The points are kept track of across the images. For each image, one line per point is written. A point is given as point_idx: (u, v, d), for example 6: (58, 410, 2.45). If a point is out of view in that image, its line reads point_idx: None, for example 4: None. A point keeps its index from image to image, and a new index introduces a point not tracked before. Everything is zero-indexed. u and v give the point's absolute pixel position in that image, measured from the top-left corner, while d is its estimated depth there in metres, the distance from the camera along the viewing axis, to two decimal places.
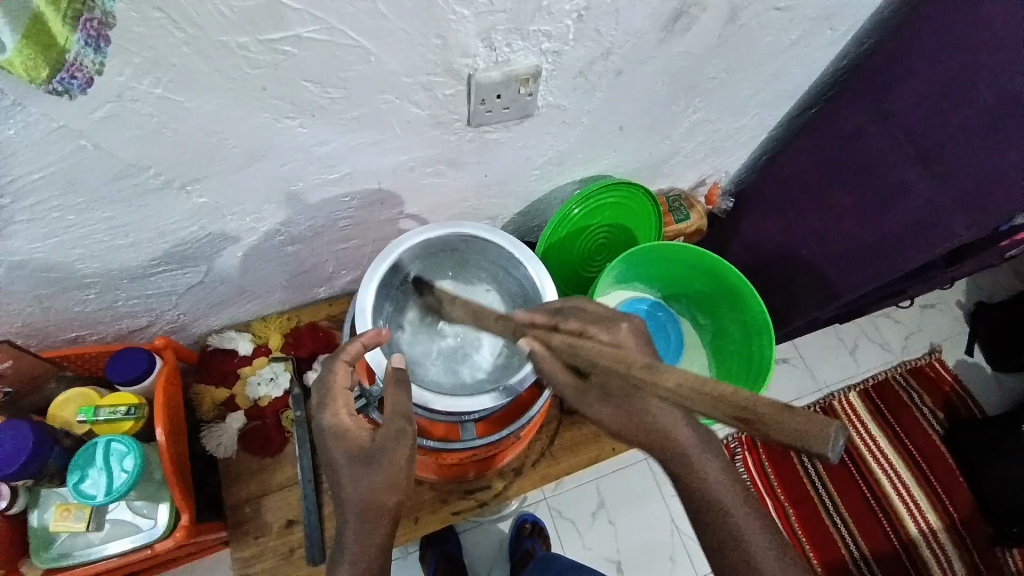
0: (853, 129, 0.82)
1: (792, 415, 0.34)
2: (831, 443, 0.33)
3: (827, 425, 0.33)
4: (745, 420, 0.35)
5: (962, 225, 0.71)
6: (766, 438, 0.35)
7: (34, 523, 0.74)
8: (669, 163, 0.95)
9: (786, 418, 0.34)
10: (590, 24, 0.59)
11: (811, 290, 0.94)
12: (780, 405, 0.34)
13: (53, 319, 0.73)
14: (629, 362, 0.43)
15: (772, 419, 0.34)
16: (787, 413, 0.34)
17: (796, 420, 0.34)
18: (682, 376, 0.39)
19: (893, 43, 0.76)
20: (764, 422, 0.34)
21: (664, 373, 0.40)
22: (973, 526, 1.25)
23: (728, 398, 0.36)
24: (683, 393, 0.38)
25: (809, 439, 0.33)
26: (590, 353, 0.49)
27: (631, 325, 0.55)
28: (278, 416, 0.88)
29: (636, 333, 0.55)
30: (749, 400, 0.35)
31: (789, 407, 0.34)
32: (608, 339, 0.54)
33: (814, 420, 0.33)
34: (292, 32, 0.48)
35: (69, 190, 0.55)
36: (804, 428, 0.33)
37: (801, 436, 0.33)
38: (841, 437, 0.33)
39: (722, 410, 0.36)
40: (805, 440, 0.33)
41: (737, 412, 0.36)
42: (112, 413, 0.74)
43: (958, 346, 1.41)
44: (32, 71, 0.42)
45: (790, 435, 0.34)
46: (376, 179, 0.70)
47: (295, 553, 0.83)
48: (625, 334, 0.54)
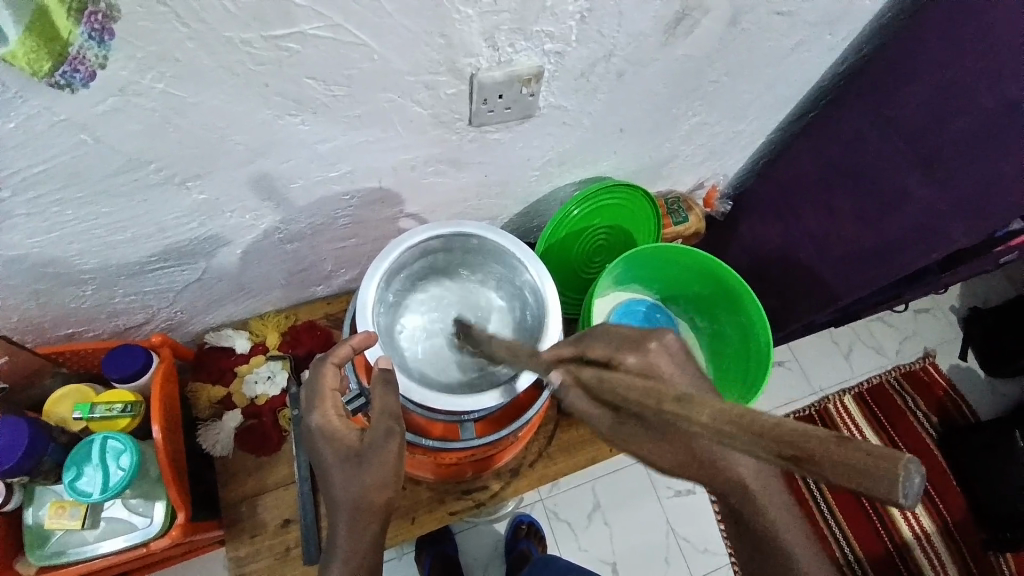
0: (851, 134, 0.83)
1: (847, 448, 0.28)
2: (903, 486, 0.27)
3: (895, 460, 0.27)
4: (795, 460, 0.28)
5: (960, 232, 0.72)
6: (822, 477, 0.28)
7: (28, 521, 0.73)
8: (668, 165, 0.96)
9: (843, 452, 0.27)
10: (593, 26, 0.59)
11: (808, 293, 0.95)
12: (834, 436, 0.28)
13: (50, 314, 0.73)
14: (659, 395, 0.36)
15: (822, 453, 0.28)
16: (841, 446, 0.28)
17: (856, 453, 0.27)
18: (718, 409, 0.31)
19: (893, 51, 0.76)
20: (822, 462, 0.28)
21: (698, 406, 0.32)
22: (966, 529, 1.25)
23: (770, 434, 0.29)
24: (721, 429, 0.31)
25: (868, 478, 0.27)
26: (618, 385, 0.40)
27: (666, 344, 0.43)
28: (275, 415, 0.87)
29: (671, 356, 0.43)
30: (796, 437, 0.28)
31: (843, 437, 0.28)
32: (637, 365, 0.42)
33: (877, 456, 0.27)
34: (297, 29, 0.48)
35: (70, 184, 0.55)
36: (866, 465, 0.27)
37: (862, 475, 0.27)
38: (912, 471, 0.27)
39: (771, 448, 0.29)
40: (874, 484, 0.27)
41: (787, 452, 0.29)
42: (109, 410, 0.73)
43: (952, 350, 1.42)
44: (35, 63, 0.42)
45: (846, 476, 0.27)
46: (377, 178, 0.70)
47: (291, 551, 0.83)
48: (657, 357, 0.42)
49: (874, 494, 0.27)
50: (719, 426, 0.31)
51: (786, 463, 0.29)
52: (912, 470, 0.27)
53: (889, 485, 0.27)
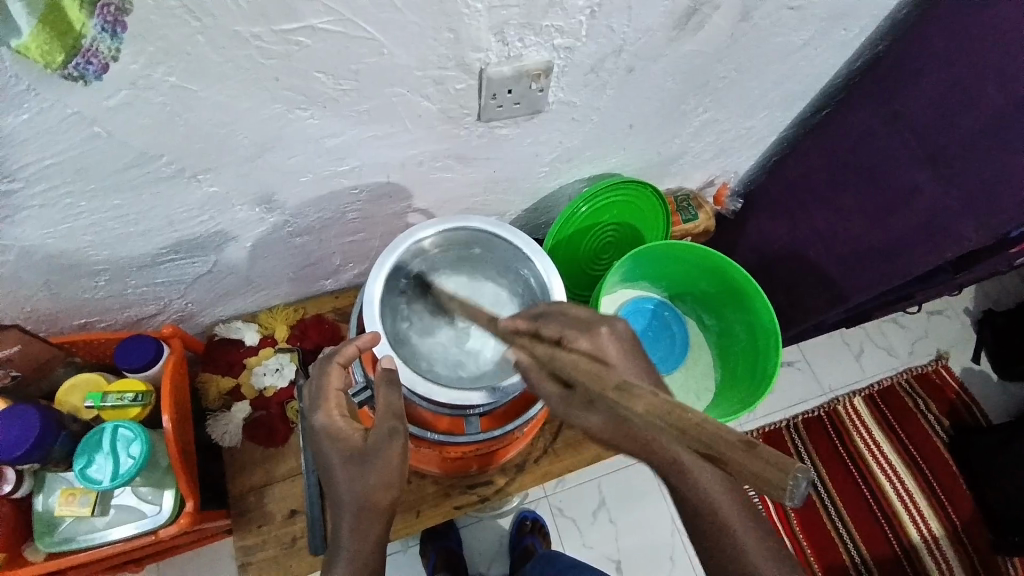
0: (862, 132, 0.82)
1: (751, 453, 0.31)
2: (790, 493, 0.30)
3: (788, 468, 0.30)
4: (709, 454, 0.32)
5: (971, 229, 0.71)
6: (729, 469, 0.32)
7: (39, 508, 0.74)
8: (678, 162, 0.95)
9: (748, 458, 0.31)
10: (603, 21, 0.59)
11: (817, 292, 0.94)
12: (741, 443, 0.31)
13: (62, 305, 0.74)
14: (603, 380, 0.40)
15: (730, 455, 0.31)
16: (746, 452, 0.31)
17: (758, 462, 0.30)
18: (651, 404, 0.36)
19: (906, 46, 0.75)
20: (728, 462, 0.32)
21: (635, 397, 0.37)
22: (974, 533, 1.24)
23: (690, 431, 0.33)
24: (652, 420, 0.35)
25: (766, 481, 0.30)
26: (568, 362, 0.45)
27: (612, 330, 0.51)
28: (282, 407, 0.88)
29: (615, 341, 0.50)
30: (711, 437, 0.32)
31: (750, 444, 0.31)
32: (587, 347, 0.49)
33: (777, 462, 0.30)
34: (306, 24, 0.48)
35: (80, 177, 0.55)
36: (760, 471, 0.30)
37: (763, 481, 0.30)
38: (801, 485, 0.29)
39: (688, 443, 0.33)
40: (770, 490, 0.30)
41: (702, 447, 0.33)
42: (120, 399, 0.74)
43: (964, 352, 1.40)
44: (47, 55, 0.43)
45: (748, 475, 0.31)
46: (384, 173, 0.71)
47: (297, 542, 0.84)
48: (604, 341, 0.50)
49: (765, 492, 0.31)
50: (652, 418, 0.35)
51: (698, 455, 0.34)
52: (803, 478, 0.30)
53: (780, 492, 0.30)
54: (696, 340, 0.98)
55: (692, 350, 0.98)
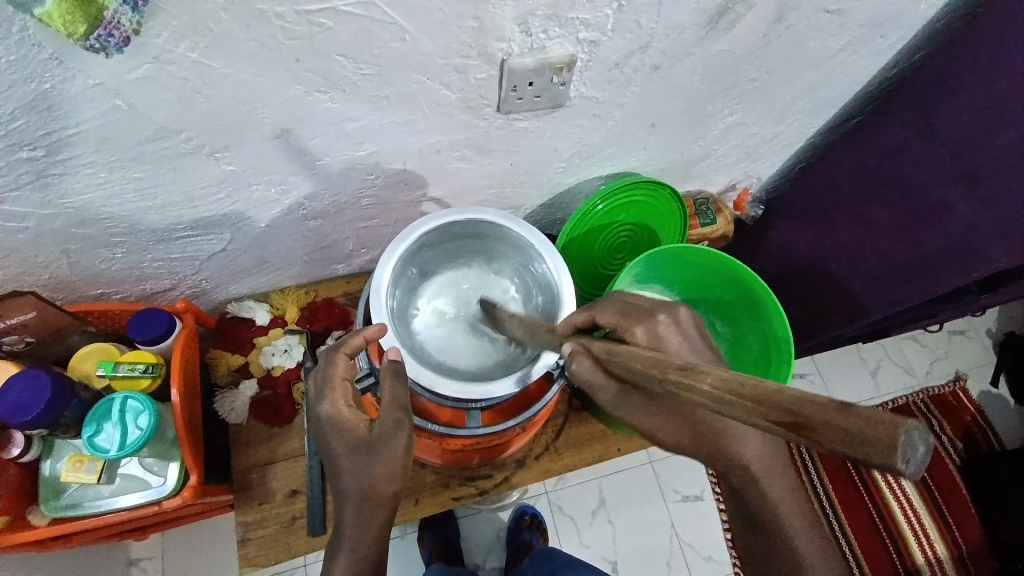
0: (897, 143, 0.80)
1: (846, 415, 0.28)
2: (901, 456, 0.26)
3: (896, 428, 0.26)
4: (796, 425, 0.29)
5: (1001, 251, 0.69)
6: (824, 446, 0.28)
7: (45, 472, 0.76)
8: (700, 165, 0.94)
9: (838, 417, 0.28)
10: (631, 16, 0.58)
11: (836, 307, 0.92)
12: (833, 403, 0.28)
13: (79, 274, 0.75)
14: (664, 366, 0.38)
15: (818, 418, 0.28)
16: (838, 412, 0.28)
17: (851, 420, 0.27)
18: (719, 378, 0.34)
19: (944, 58, 0.73)
20: (819, 429, 0.28)
21: (702, 374, 0.35)
22: (980, 560, 1.21)
23: (762, 403, 0.31)
24: (719, 398, 0.33)
25: (873, 448, 0.26)
26: (626, 358, 0.43)
27: (671, 317, 0.52)
28: (289, 388, 0.89)
29: (677, 329, 0.51)
30: (797, 404, 0.29)
31: (844, 405, 0.28)
32: (645, 337, 0.51)
33: (875, 424, 0.26)
34: (330, 5, 0.47)
35: (103, 147, 0.56)
36: (861, 431, 0.27)
37: (859, 441, 0.27)
38: (914, 443, 0.26)
39: (766, 415, 0.31)
40: (875, 453, 0.26)
41: (783, 417, 0.30)
42: (132, 369, 0.75)
43: (983, 376, 1.37)
44: (70, 24, 0.42)
45: (840, 439, 0.27)
46: (401, 160, 0.70)
47: (297, 522, 0.84)
48: (665, 329, 0.51)
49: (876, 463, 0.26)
50: (718, 393, 0.33)
51: (781, 428, 0.30)
52: (913, 437, 0.26)
53: (889, 459, 0.26)
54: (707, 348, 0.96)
55: None
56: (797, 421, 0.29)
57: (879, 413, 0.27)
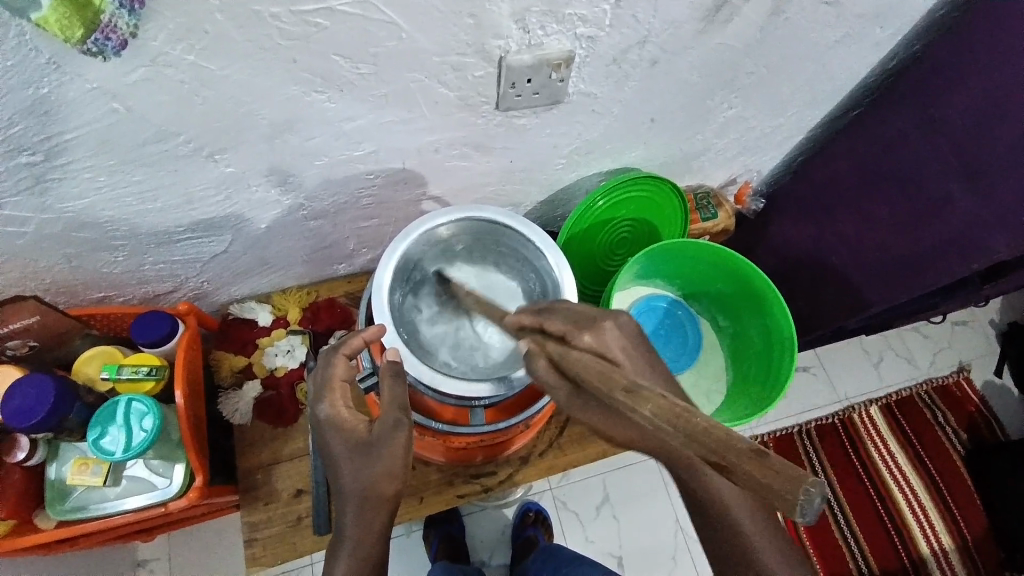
0: (897, 135, 0.79)
1: (760, 464, 0.29)
2: (802, 512, 0.28)
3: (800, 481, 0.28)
4: (719, 462, 0.31)
5: (1002, 243, 0.68)
6: (740, 481, 0.31)
7: (51, 476, 0.76)
8: (699, 159, 0.93)
9: (756, 468, 0.29)
10: (628, 10, 0.58)
11: (839, 299, 0.92)
12: (751, 450, 0.30)
13: (81, 278, 0.75)
14: (611, 382, 0.39)
15: (740, 462, 0.30)
16: (755, 458, 0.29)
17: (767, 471, 0.29)
18: (660, 406, 0.34)
19: (944, 49, 0.73)
20: (737, 469, 0.30)
21: (642, 400, 0.36)
22: (986, 550, 1.22)
23: (697, 438, 0.32)
24: (659, 427, 0.34)
25: (781, 495, 0.28)
26: (580, 364, 0.43)
27: (617, 325, 0.48)
28: (292, 388, 0.89)
29: (620, 334, 0.47)
30: (720, 447, 0.30)
31: (760, 454, 0.29)
32: (592, 344, 0.46)
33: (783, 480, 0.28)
34: (325, 5, 0.47)
35: (102, 150, 0.56)
36: (772, 483, 0.29)
37: (771, 493, 0.29)
38: (817, 497, 0.28)
39: (696, 449, 0.32)
40: (778, 500, 0.29)
41: (711, 456, 0.31)
42: (135, 371, 0.75)
43: (986, 366, 1.37)
44: (67, 30, 0.42)
45: (755, 484, 0.29)
46: (401, 159, 0.70)
47: (302, 521, 0.84)
48: (609, 337, 0.47)
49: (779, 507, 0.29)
50: (657, 421, 0.34)
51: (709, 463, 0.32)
52: (815, 491, 0.28)
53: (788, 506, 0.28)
54: (709, 342, 0.96)
55: (705, 352, 0.96)
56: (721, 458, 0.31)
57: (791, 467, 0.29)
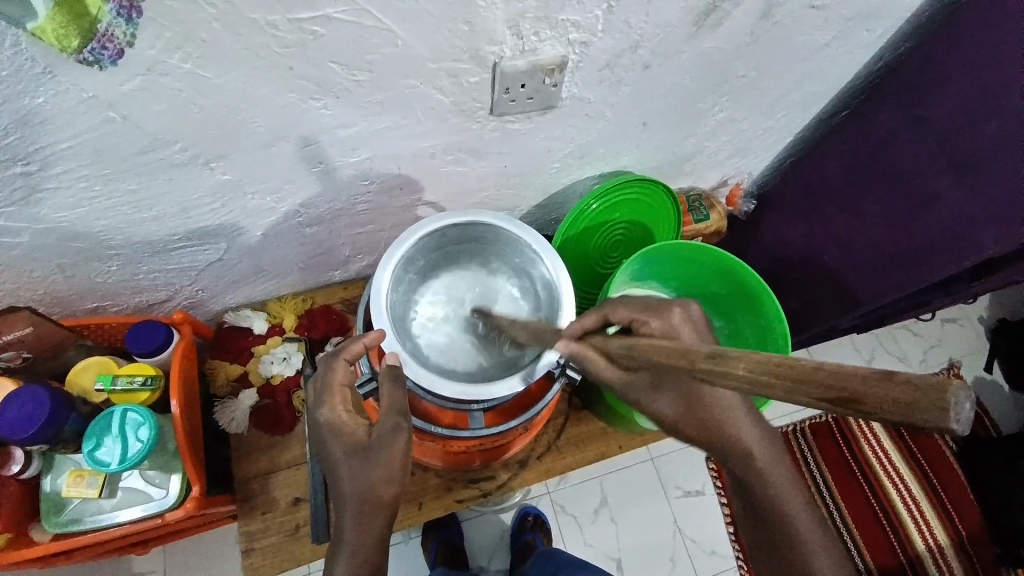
0: (885, 134, 0.81)
1: (891, 383, 0.27)
2: (955, 413, 0.26)
3: (943, 385, 0.26)
4: (839, 398, 0.29)
5: (991, 238, 0.70)
6: (876, 414, 0.28)
7: (46, 488, 0.75)
8: (691, 161, 0.94)
9: (887, 387, 0.27)
10: (621, 15, 0.58)
11: (830, 298, 0.93)
12: (877, 373, 0.28)
13: (75, 288, 0.74)
14: (691, 356, 0.37)
15: (865, 390, 0.28)
16: (885, 381, 0.28)
17: (896, 387, 0.27)
18: (755, 362, 0.33)
19: (929, 50, 0.74)
20: (865, 398, 0.28)
21: (735, 364, 0.34)
22: (980, 544, 1.23)
23: (805, 377, 0.30)
24: (760, 380, 0.32)
25: (921, 409, 0.26)
26: (647, 350, 0.43)
27: (685, 312, 0.52)
28: (289, 397, 0.89)
29: (689, 323, 0.51)
30: (836, 378, 0.29)
31: (887, 374, 0.28)
32: (659, 329, 0.51)
33: (926, 387, 0.26)
34: (321, 13, 0.48)
35: (96, 160, 0.56)
36: (908, 399, 0.27)
37: (912, 411, 0.26)
38: (965, 398, 0.26)
39: (809, 392, 0.30)
40: (925, 416, 0.26)
41: (830, 393, 0.29)
42: (130, 382, 0.75)
43: (976, 363, 1.39)
44: (64, 39, 0.43)
45: (891, 407, 0.27)
46: (397, 165, 0.71)
47: (300, 530, 0.84)
48: (678, 323, 0.51)
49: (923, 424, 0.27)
50: (752, 377, 0.33)
51: (831, 404, 0.30)
52: (963, 393, 0.26)
53: (941, 417, 0.26)
54: None
55: None
56: (839, 393, 0.29)
57: (926, 375, 0.27)
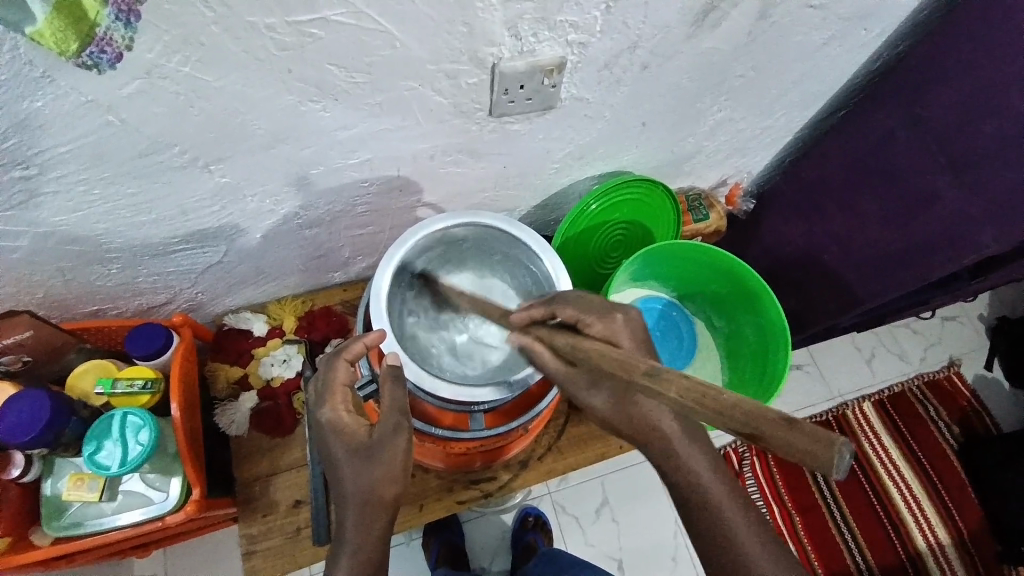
0: (883, 133, 0.81)
1: (793, 430, 0.30)
2: (834, 465, 0.29)
3: (832, 441, 0.29)
4: (748, 434, 0.31)
5: (989, 237, 0.70)
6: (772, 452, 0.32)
7: (47, 492, 0.75)
8: (690, 161, 0.94)
9: (788, 433, 0.30)
10: (619, 16, 0.58)
11: (830, 296, 0.93)
12: (782, 419, 0.30)
13: (74, 291, 0.74)
14: (632, 368, 0.40)
15: (772, 433, 0.30)
16: (788, 427, 0.30)
17: (797, 435, 0.30)
18: (684, 387, 0.35)
19: (927, 48, 0.74)
20: (767, 438, 0.31)
21: (666, 383, 0.36)
22: (981, 542, 1.23)
23: (722, 411, 0.32)
24: (686, 404, 0.34)
25: (810, 457, 0.29)
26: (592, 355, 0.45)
27: (628, 316, 0.52)
28: (290, 398, 0.89)
29: (630, 327, 0.51)
30: (749, 417, 0.31)
31: (790, 419, 0.30)
32: (601, 332, 0.51)
33: (817, 440, 0.29)
34: (320, 15, 0.48)
35: (96, 163, 0.56)
36: (803, 446, 0.29)
37: (802, 456, 0.30)
38: (847, 456, 0.29)
39: (725, 424, 0.32)
40: (812, 463, 0.30)
41: (739, 428, 0.32)
42: (130, 385, 0.75)
43: (976, 361, 1.39)
44: (62, 42, 0.43)
45: (789, 451, 0.30)
46: (396, 166, 0.70)
47: (301, 532, 0.84)
48: (619, 329, 0.51)
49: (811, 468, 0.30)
50: (682, 402, 0.35)
51: (740, 435, 0.32)
52: (845, 450, 0.29)
53: (825, 465, 0.29)
54: (704, 343, 0.97)
55: (700, 353, 0.97)
56: (749, 430, 0.32)
57: (821, 428, 0.29)
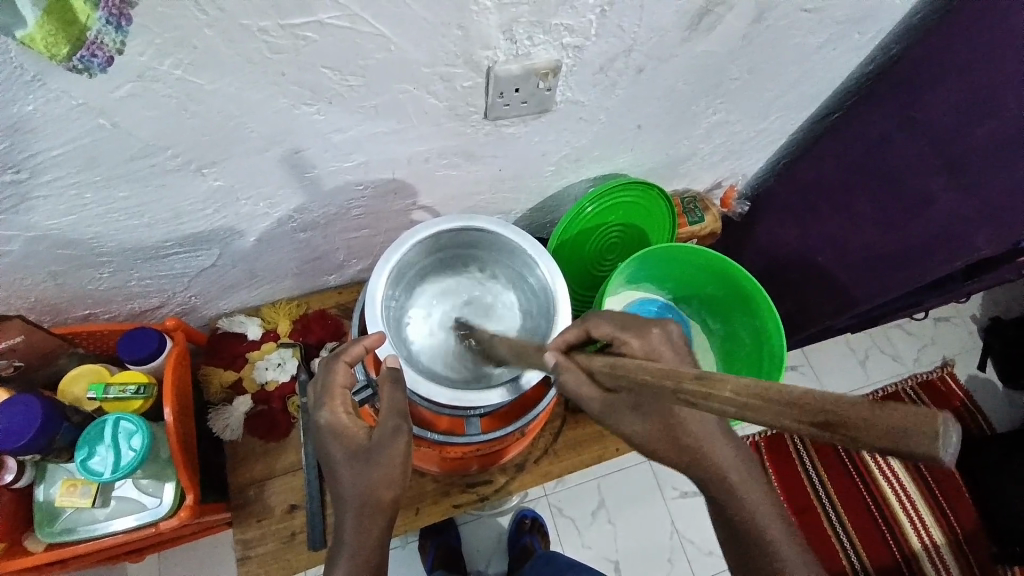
0: (877, 135, 0.81)
1: (882, 411, 0.27)
2: (942, 443, 0.25)
3: (932, 419, 0.26)
4: (827, 425, 0.29)
5: (984, 239, 0.71)
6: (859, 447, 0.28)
7: (39, 498, 0.75)
8: (685, 164, 0.95)
9: (876, 415, 0.27)
10: (614, 20, 0.58)
11: (823, 298, 0.94)
12: (867, 402, 0.28)
13: (66, 295, 0.74)
14: (676, 375, 0.38)
15: (858, 419, 0.27)
16: (878, 410, 0.27)
17: (889, 415, 0.27)
18: (741, 385, 0.33)
19: (921, 51, 0.75)
20: (855, 427, 0.28)
21: (721, 386, 0.34)
22: (975, 541, 1.23)
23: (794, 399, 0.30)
24: (746, 402, 0.32)
25: (912, 438, 0.26)
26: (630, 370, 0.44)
27: (664, 332, 0.54)
28: (284, 402, 0.88)
29: (667, 341, 0.54)
30: (827, 404, 0.29)
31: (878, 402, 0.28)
32: (640, 349, 0.54)
33: (916, 415, 0.26)
34: (314, 18, 0.47)
35: (88, 167, 0.55)
36: (901, 426, 0.26)
37: (899, 437, 0.26)
38: (954, 434, 0.26)
39: (799, 416, 0.30)
40: (913, 444, 0.26)
41: (816, 418, 0.29)
42: (122, 391, 0.74)
43: (969, 361, 1.39)
44: (52, 46, 0.42)
45: (883, 439, 0.27)
46: (390, 170, 0.70)
47: (296, 537, 0.84)
48: (656, 342, 0.54)
49: (913, 455, 0.26)
50: (741, 398, 0.32)
51: (816, 430, 0.29)
52: (950, 427, 0.26)
53: (930, 446, 0.26)
54: (700, 345, 0.97)
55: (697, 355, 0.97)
56: (827, 421, 0.29)
57: (918, 408, 0.26)
